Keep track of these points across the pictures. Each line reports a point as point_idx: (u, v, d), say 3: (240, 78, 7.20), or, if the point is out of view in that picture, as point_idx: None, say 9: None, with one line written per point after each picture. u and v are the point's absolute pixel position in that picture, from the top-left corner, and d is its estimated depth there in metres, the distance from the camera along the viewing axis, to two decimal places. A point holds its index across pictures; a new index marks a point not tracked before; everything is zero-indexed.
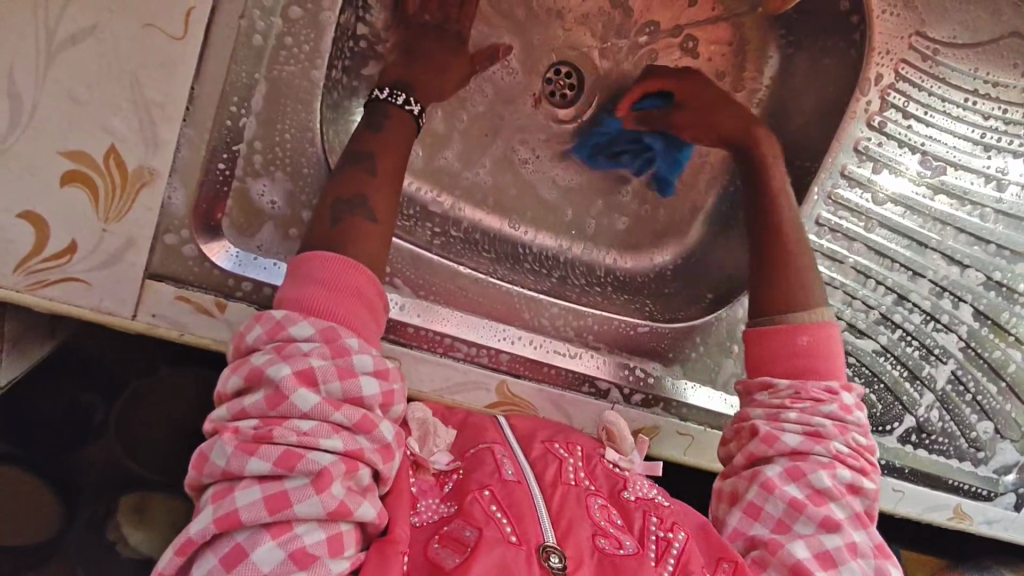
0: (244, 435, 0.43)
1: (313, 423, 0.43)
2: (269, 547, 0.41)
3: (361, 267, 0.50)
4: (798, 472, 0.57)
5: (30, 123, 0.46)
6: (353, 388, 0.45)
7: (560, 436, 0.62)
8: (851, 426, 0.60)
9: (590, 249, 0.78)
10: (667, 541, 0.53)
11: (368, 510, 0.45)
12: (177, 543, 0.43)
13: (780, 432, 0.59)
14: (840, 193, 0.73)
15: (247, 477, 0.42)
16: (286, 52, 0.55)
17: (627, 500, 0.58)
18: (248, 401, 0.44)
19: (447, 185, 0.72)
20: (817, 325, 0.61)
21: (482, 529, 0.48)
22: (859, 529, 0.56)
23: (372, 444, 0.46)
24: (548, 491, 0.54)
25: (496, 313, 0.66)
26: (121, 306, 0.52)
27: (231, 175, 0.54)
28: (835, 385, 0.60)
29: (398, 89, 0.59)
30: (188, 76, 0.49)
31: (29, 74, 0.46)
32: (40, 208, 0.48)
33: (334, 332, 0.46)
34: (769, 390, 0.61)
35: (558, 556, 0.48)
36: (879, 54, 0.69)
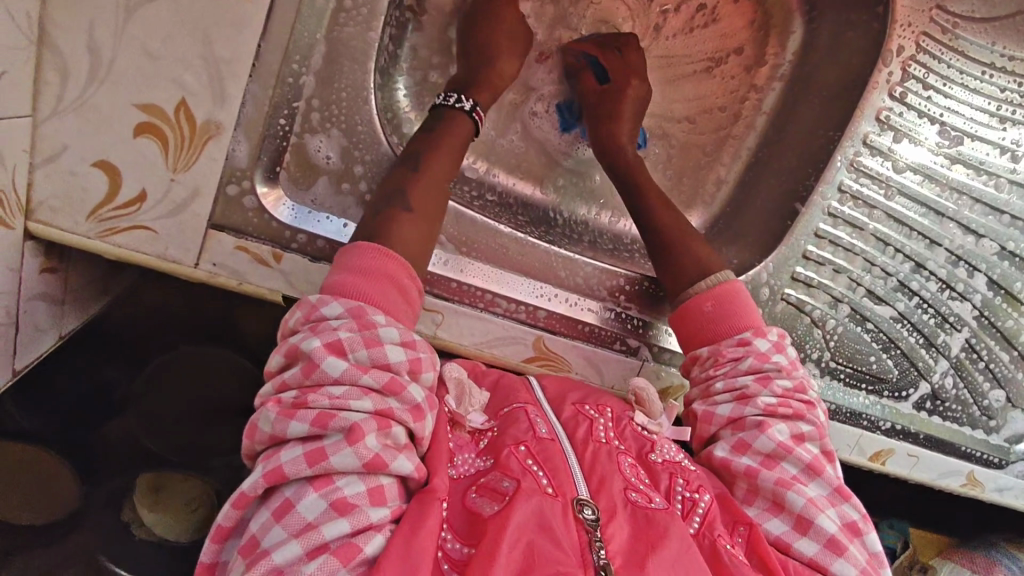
0: (285, 403, 0.45)
1: (344, 388, 0.44)
2: (312, 499, 0.43)
3: (394, 254, 0.52)
4: (743, 443, 0.60)
5: (108, 76, 0.49)
6: (379, 355, 0.46)
7: (589, 399, 0.63)
8: (772, 374, 0.62)
9: (616, 218, 0.80)
10: (693, 501, 0.55)
11: (404, 463, 0.46)
12: (233, 497, 0.44)
13: (713, 407, 0.62)
14: (862, 160, 0.76)
15: (290, 439, 0.44)
16: (346, 13, 0.57)
17: (655, 461, 0.59)
18: (288, 373, 0.46)
19: (483, 152, 0.75)
20: (717, 291, 0.65)
21: (519, 480, 0.50)
22: (815, 476, 0.58)
23: (402, 404, 0.47)
24: (579, 449, 0.56)
25: (534, 271, 0.69)
26: (185, 255, 0.55)
27: (290, 131, 0.57)
28: (747, 336, 0.63)
29: (452, 91, 0.63)
30: (257, 34, 0.52)
31: (110, 29, 0.48)
32: (115, 158, 0.51)
33: (362, 308, 0.48)
34: (699, 363, 0.65)
35: (592, 508, 0.49)
36: (902, 26, 0.72)
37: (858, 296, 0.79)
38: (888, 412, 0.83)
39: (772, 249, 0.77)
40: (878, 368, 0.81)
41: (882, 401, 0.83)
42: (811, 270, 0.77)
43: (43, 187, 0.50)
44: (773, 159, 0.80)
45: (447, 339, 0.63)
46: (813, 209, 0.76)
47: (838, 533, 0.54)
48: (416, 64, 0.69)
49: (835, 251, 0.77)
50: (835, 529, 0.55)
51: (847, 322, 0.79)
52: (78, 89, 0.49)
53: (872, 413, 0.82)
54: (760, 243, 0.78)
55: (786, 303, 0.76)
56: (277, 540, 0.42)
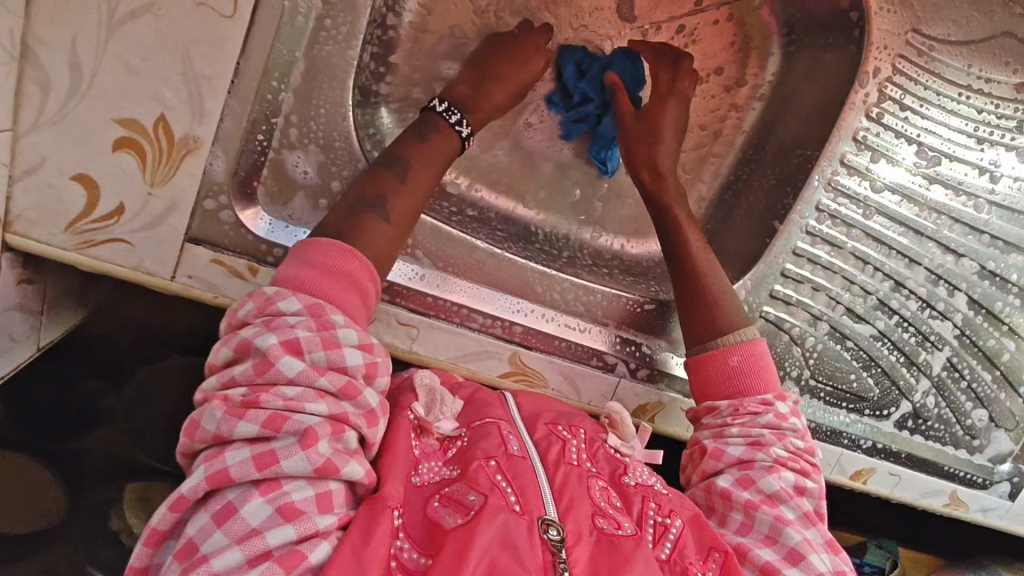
0: (233, 401, 0.44)
1: (299, 390, 0.45)
2: (257, 503, 0.43)
3: (357, 254, 0.52)
4: (747, 478, 0.59)
5: (88, 92, 0.50)
6: (337, 357, 0.46)
7: (561, 419, 0.63)
8: (788, 433, 0.62)
9: (597, 233, 0.81)
10: (664, 526, 0.54)
11: (355, 469, 0.46)
12: (170, 500, 0.43)
13: (724, 446, 0.62)
14: (839, 180, 0.76)
15: (237, 439, 0.44)
16: (326, 33, 0.58)
17: (628, 484, 0.59)
18: (237, 370, 0.46)
19: (466, 168, 0.75)
20: (746, 346, 0.65)
21: (486, 495, 0.50)
22: (811, 525, 0.57)
23: (356, 409, 0.47)
24: (550, 469, 0.56)
25: (511, 287, 0.69)
26: (161, 267, 0.55)
27: (268, 146, 0.58)
28: (770, 397, 0.63)
29: (455, 106, 0.63)
30: (236, 51, 0.52)
31: (90, 46, 0.49)
32: (93, 171, 0.52)
33: (320, 307, 0.48)
34: (713, 414, 0.64)
35: (557, 529, 0.49)
36: (878, 49, 0.72)
37: (837, 314, 0.79)
38: (870, 430, 0.83)
39: (751, 266, 0.77)
40: (858, 387, 0.81)
41: (864, 420, 0.83)
42: (790, 287, 0.77)
43: (23, 199, 0.51)
44: (754, 178, 0.81)
45: (422, 353, 0.64)
46: (791, 228, 0.77)
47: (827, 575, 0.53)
48: (399, 81, 0.70)
49: (813, 269, 0.77)
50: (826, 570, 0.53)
51: (827, 340, 0.79)
52: (59, 103, 0.50)
53: (853, 431, 0.82)
54: (738, 261, 0.79)
55: (765, 320, 0.77)
56: (217, 547, 0.41)
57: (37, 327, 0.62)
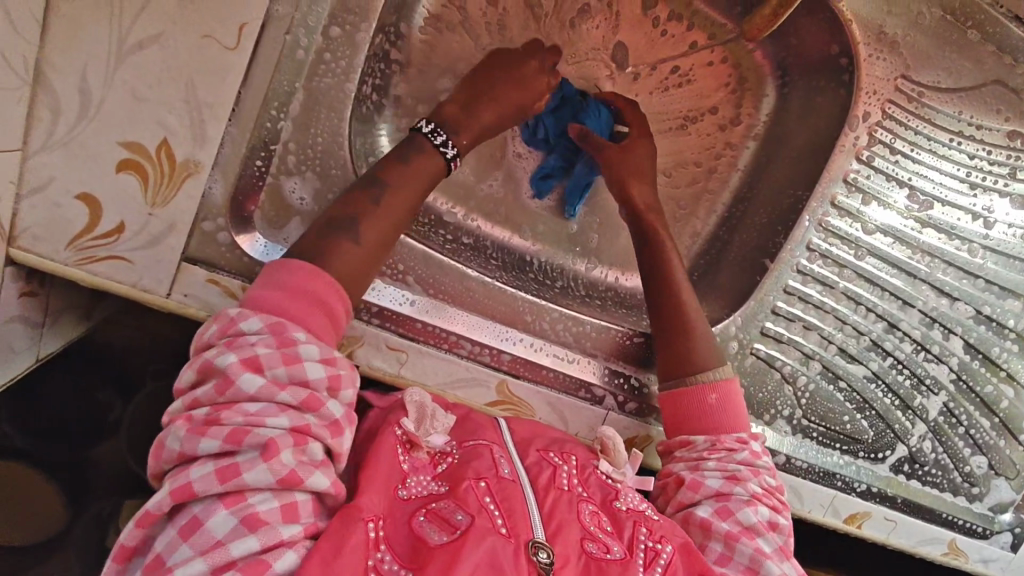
0: (196, 420, 0.45)
1: (260, 405, 0.45)
2: (221, 516, 0.43)
3: (320, 273, 0.53)
4: (726, 509, 0.60)
5: (95, 115, 0.53)
6: (299, 371, 0.47)
7: (555, 445, 0.63)
8: (762, 470, 0.64)
9: (591, 266, 0.82)
10: (655, 551, 0.54)
11: (320, 480, 0.47)
12: (136, 517, 0.44)
13: (702, 478, 0.63)
14: (831, 221, 0.77)
15: (201, 456, 0.44)
16: (325, 66, 0.59)
17: (618, 509, 0.59)
18: (200, 390, 0.46)
19: (463, 197, 0.77)
20: (723, 384, 0.66)
21: (474, 516, 0.50)
22: (785, 558, 0.59)
23: (319, 420, 0.47)
24: (540, 493, 0.55)
25: (500, 315, 0.70)
26: (158, 285, 0.57)
27: (266, 172, 0.59)
28: (745, 435, 0.65)
29: (440, 128, 0.65)
30: (238, 81, 0.55)
31: (99, 73, 0.52)
32: (97, 192, 0.54)
33: (281, 325, 0.49)
34: (688, 448, 0.65)
35: (546, 552, 0.49)
36: (867, 94, 0.74)
37: (830, 354, 0.79)
38: (865, 473, 0.82)
39: (742, 302, 0.77)
40: (852, 429, 0.80)
41: (858, 462, 0.81)
42: (781, 325, 0.77)
43: (28, 216, 0.53)
44: (749, 215, 0.81)
45: (410, 379, 0.65)
46: (782, 266, 0.77)
47: None
48: (399, 113, 0.72)
49: (805, 307, 0.78)
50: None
51: (819, 380, 0.79)
52: (68, 126, 0.52)
53: (847, 473, 0.81)
54: (730, 295, 0.79)
55: (756, 357, 0.77)
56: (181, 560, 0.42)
57: (38, 337, 0.63)
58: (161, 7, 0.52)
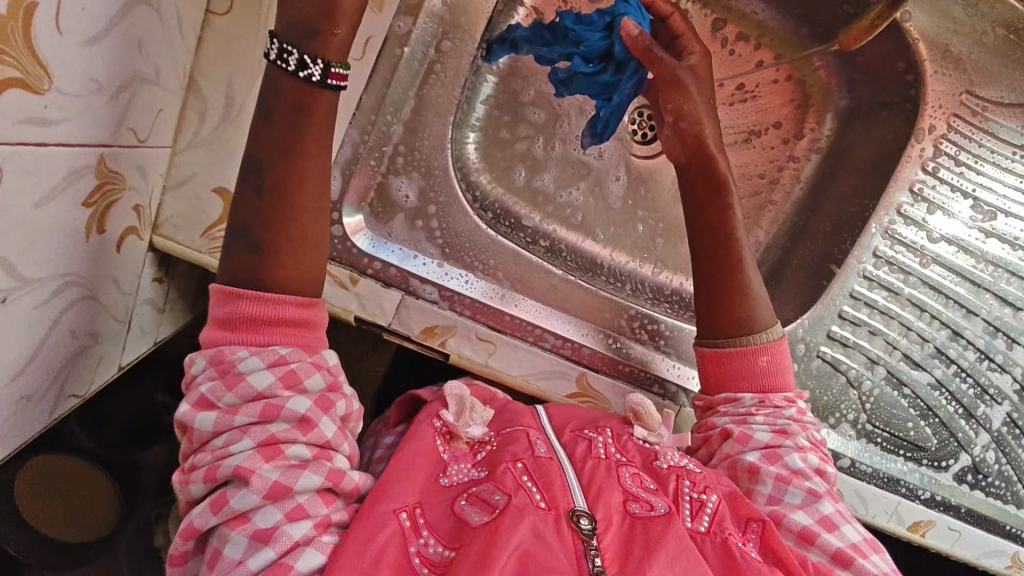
0: (185, 469, 0.48)
1: (224, 437, 0.46)
2: (232, 539, 0.45)
3: (238, 291, 0.48)
4: (774, 454, 0.62)
5: (237, 116, 0.59)
6: (245, 390, 0.46)
7: (587, 424, 0.65)
8: (809, 424, 0.65)
9: (658, 270, 0.86)
10: (701, 501, 0.57)
11: (310, 479, 0.47)
12: (174, 558, 0.48)
13: (751, 431, 0.63)
14: (897, 229, 0.79)
15: (201, 497, 0.47)
16: (436, 75, 0.65)
17: (661, 467, 0.61)
18: (182, 443, 0.49)
19: (541, 202, 0.82)
20: (774, 345, 0.66)
21: (511, 495, 0.52)
22: (835, 499, 0.61)
23: (286, 425, 0.47)
24: (579, 464, 0.58)
25: (583, 311, 0.74)
26: None
27: (377, 171, 0.65)
28: (794, 395, 0.66)
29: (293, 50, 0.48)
30: (359, 88, 0.61)
31: (244, 79, 0.58)
32: (232, 185, 0.60)
33: (218, 354, 0.47)
34: (734, 403, 0.65)
35: (588, 519, 0.52)
36: (932, 108, 0.77)
37: (894, 359, 0.81)
38: (928, 481, 0.82)
39: (810, 306, 0.80)
40: (916, 435, 0.82)
41: (921, 470, 0.82)
42: (848, 330, 0.80)
43: (171, 207, 0.59)
44: (813, 223, 0.84)
45: (497, 369, 0.68)
46: (849, 272, 0.80)
47: (862, 543, 0.57)
48: (485, 124, 0.78)
49: (871, 313, 0.80)
50: (858, 539, 0.57)
51: (884, 385, 0.81)
52: (213, 126, 0.59)
53: (911, 480, 0.82)
54: (797, 301, 0.81)
55: (822, 360, 0.79)
56: None
57: (158, 323, 0.68)
58: None
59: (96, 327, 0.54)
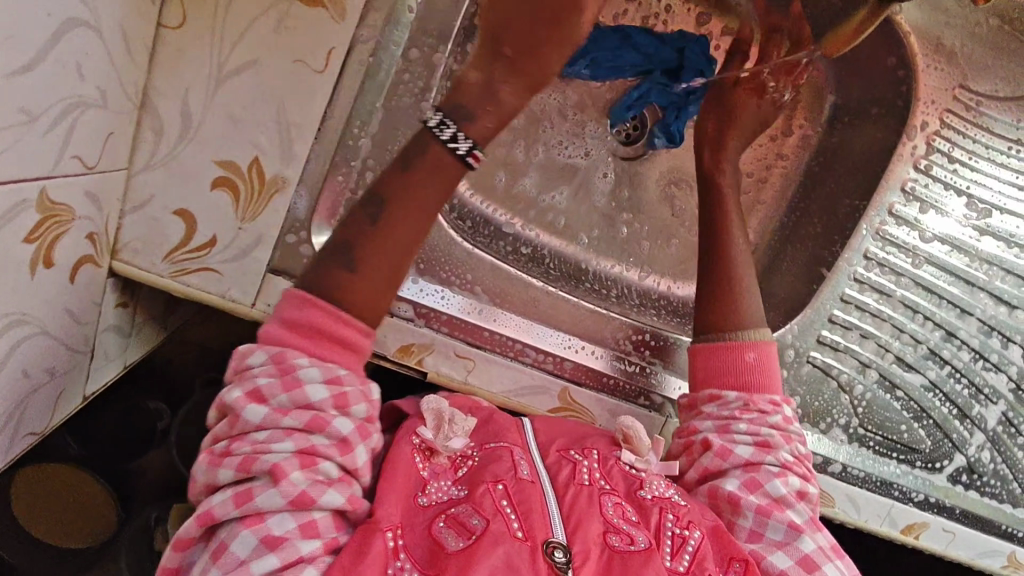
0: (215, 452, 0.47)
1: (267, 433, 0.46)
2: (242, 537, 0.44)
3: (318, 298, 0.50)
4: (754, 482, 0.60)
5: (195, 135, 0.56)
6: (300, 395, 0.46)
7: (575, 442, 0.62)
8: (793, 435, 0.64)
9: (645, 274, 0.84)
10: (682, 538, 0.55)
11: (334, 498, 0.46)
12: (174, 541, 0.47)
13: (732, 445, 0.62)
14: (888, 229, 0.77)
15: (222, 485, 0.46)
16: (404, 86, 0.63)
17: (644, 498, 0.58)
18: (219, 425, 0.48)
19: (523, 208, 0.79)
20: (763, 344, 0.66)
21: (489, 521, 0.50)
22: (817, 528, 0.59)
23: (327, 440, 0.47)
24: (560, 490, 0.55)
25: (565, 324, 0.72)
26: (244, 295, 0.60)
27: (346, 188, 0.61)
28: (779, 399, 0.65)
29: (448, 120, 0.52)
30: (324, 102, 0.57)
31: (200, 96, 0.55)
32: (192, 207, 0.57)
33: (283, 353, 0.48)
34: (718, 402, 0.65)
35: (563, 551, 0.49)
36: (925, 104, 0.74)
37: (886, 362, 0.79)
38: (921, 483, 0.81)
39: (798, 312, 0.78)
40: (909, 438, 0.80)
41: (915, 472, 0.81)
42: (838, 334, 0.78)
43: (131, 231, 0.57)
44: (801, 224, 0.82)
45: (475, 387, 0.66)
46: (839, 275, 0.77)
47: None
48: None
49: (862, 316, 0.78)
50: None
51: (876, 389, 0.79)
52: (170, 146, 0.56)
53: (904, 483, 0.80)
54: (786, 304, 0.79)
55: (812, 365, 0.77)
56: None
57: (125, 347, 0.67)
58: (260, 34, 0.55)
59: (53, 361, 0.53)
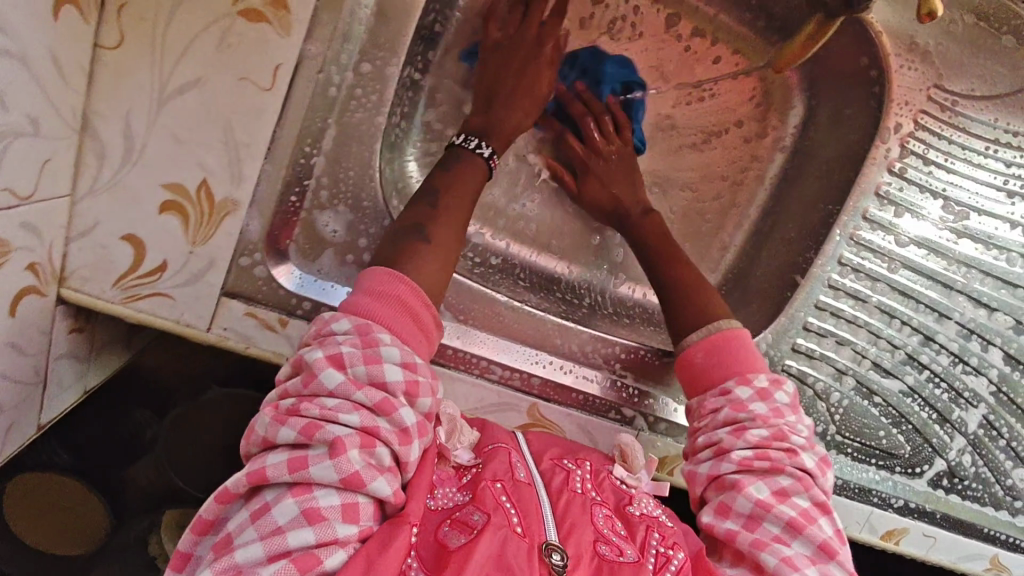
0: (281, 409, 0.48)
1: (337, 401, 0.47)
2: (287, 504, 0.45)
3: (405, 278, 0.55)
4: (724, 506, 0.58)
5: (139, 158, 0.54)
6: (377, 373, 0.49)
7: (567, 453, 0.64)
8: (749, 423, 0.61)
9: (621, 282, 0.82)
10: (665, 557, 0.53)
11: (382, 486, 0.47)
12: (217, 491, 0.48)
13: (697, 465, 0.62)
14: (862, 234, 0.76)
15: (280, 445, 0.47)
16: (356, 101, 0.60)
17: (632, 513, 0.59)
18: (291, 383, 0.50)
19: (492, 218, 0.78)
20: (709, 339, 0.66)
21: (490, 514, 0.51)
22: (798, 534, 0.55)
23: (390, 426, 0.48)
24: (553, 497, 0.56)
25: (530, 338, 0.70)
26: (199, 320, 0.59)
27: (300, 207, 0.60)
28: (730, 386, 0.63)
29: (473, 134, 0.65)
30: (273, 120, 0.55)
31: (142, 118, 0.53)
32: (141, 232, 0.56)
33: (368, 326, 0.51)
34: (691, 415, 0.66)
35: (560, 554, 0.49)
36: (898, 105, 0.72)
37: (863, 369, 0.78)
38: (902, 489, 0.80)
39: (772, 320, 0.77)
40: (888, 443, 0.79)
41: (895, 478, 0.80)
42: (813, 341, 0.76)
43: (77, 258, 0.56)
44: (778, 228, 0.80)
45: None
46: (813, 281, 0.76)
47: None
48: (426, 137, 0.72)
49: (837, 322, 0.77)
50: None
51: (853, 396, 0.78)
52: (114, 170, 0.54)
53: (883, 489, 0.79)
54: (760, 311, 0.78)
55: (788, 374, 0.76)
56: (245, 540, 0.44)
57: (84, 372, 0.66)
58: (201, 52, 0.53)
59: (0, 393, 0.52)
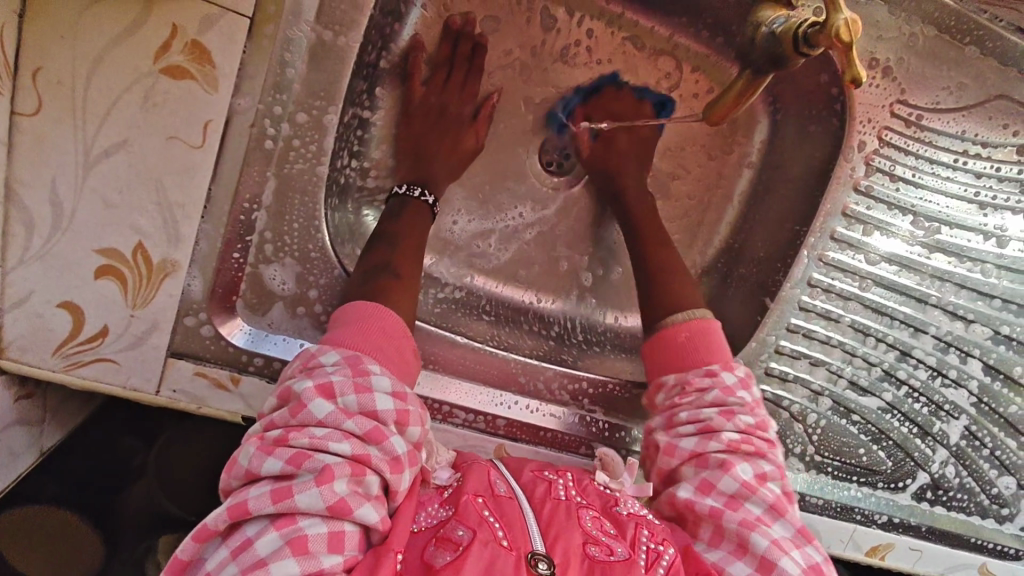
0: (267, 439, 0.47)
1: (326, 430, 0.47)
2: (270, 536, 0.44)
3: (390, 311, 0.56)
4: (707, 483, 0.58)
5: (69, 225, 0.52)
6: (368, 402, 0.49)
7: (547, 466, 0.62)
8: (736, 408, 0.61)
9: (592, 309, 0.80)
10: (658, 552, 0.52)
11: (369, 513, 0.46)
12: (194, 529, 0.45)
13: (677, 440, 0.62)
14: (831, 255, 0.74)
15: (264, 477, 0.46)
16: (295, 152, 0.58)
17: (620, 513, 0.56)
18: (276, 413, 0.48)
19: (451, 253, 0.76)
20: (693, 323, 0.65)
21: (474, 530, 0.49)
22: (778, 517, 0.56)
23: (381, 454, 0.48)
24: (537, 506, 0.54)
25: (494, 379, 0.69)
26: (147, 383, 0.58)
27: (245, 262, 0.59)
28: (715, 367, 0.63)
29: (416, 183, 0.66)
30: (206, 179, 0.54)
31: (68, 183, 0.51)
32: (77, 299, 0.54)
33: (357, 358, 0.51)
34: (664, 391, 0.65)
35: (546, 563, 0.47)
36: (861, 123, 0.70)
37: (840, 388, 0.76)
38: (886, 505, 0.78)
39: (741, 347, 0.75)
40: (868, 461, 0.78)
41: (877, 494, 0.78)
42: (786, 363, 0.75)
43: (12, 330, 0.54)
44: (748, 246, 0.79)
45: None
46: (783, 304, 0.75)
47: None
48: (380, 176, 0.71)
49: (810, 343, 0.75)
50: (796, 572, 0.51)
51: (830, 416, 0.76)
52: (43, 238, 0.52)
53: (866, 506, 0.78)
54: (730, 334, 0.77)
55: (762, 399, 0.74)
56: None
57: (37, 436, 0.65)
58: (125, 113, 0.51)
59: None
